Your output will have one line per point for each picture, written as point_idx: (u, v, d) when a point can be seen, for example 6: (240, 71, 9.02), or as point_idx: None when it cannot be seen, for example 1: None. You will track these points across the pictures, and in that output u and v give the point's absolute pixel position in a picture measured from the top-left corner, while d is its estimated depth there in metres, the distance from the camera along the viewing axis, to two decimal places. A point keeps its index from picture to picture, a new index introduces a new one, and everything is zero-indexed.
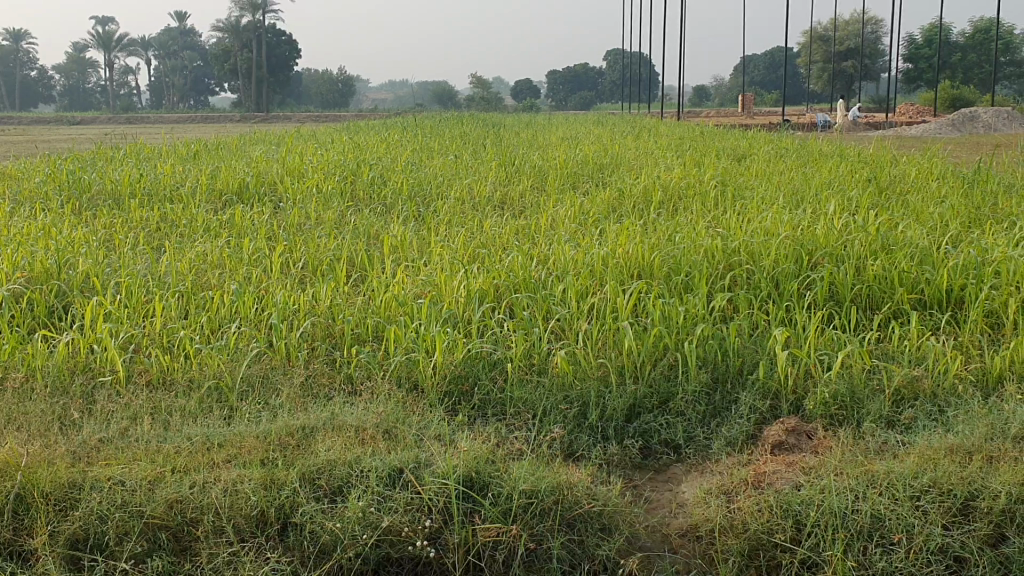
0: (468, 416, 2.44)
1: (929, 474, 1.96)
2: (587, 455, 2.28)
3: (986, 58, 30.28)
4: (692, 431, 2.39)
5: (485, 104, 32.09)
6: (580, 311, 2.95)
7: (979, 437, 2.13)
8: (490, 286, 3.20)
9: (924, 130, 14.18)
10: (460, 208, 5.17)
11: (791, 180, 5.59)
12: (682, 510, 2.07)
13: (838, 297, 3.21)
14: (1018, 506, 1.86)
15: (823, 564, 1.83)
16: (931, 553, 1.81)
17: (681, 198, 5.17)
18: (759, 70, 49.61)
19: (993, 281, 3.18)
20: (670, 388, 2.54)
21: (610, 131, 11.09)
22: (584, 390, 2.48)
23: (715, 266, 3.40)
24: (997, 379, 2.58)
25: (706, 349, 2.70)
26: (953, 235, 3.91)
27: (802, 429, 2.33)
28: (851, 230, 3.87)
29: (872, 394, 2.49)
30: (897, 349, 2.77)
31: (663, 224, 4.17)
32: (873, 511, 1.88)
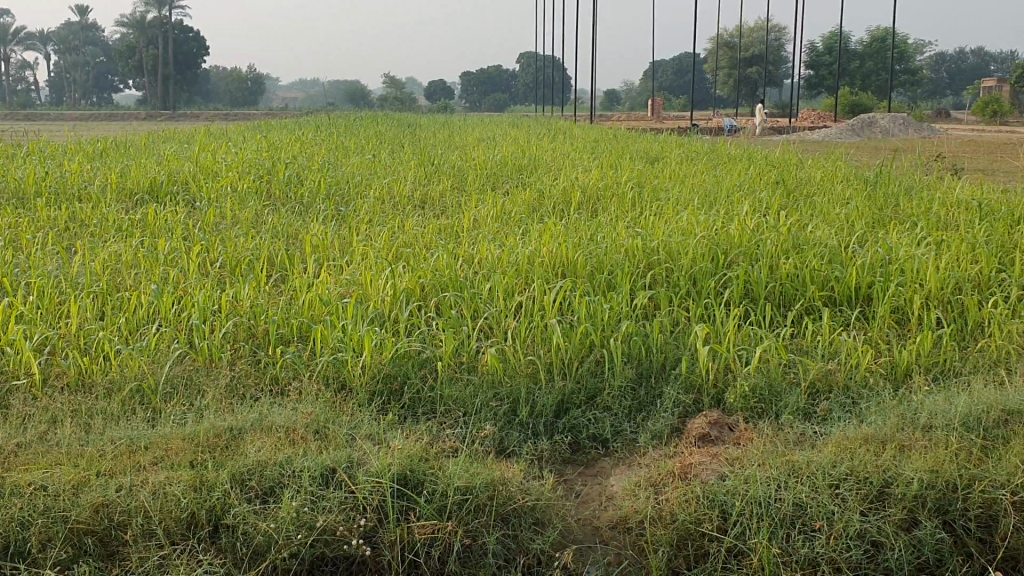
0: (398, 415, 2.43)
1: (847, 463, 2.03)
2: (518, 451, 2.30)
3: (882, 66, 31.51)
4: (619, 426, 2.43)
5: (398, 104, 31.89)
6: (506, 310, 2.97)
7: (891, 426, 2.22)
8: (415, 285, 3.20)
9: (825, 135, 14.69)
10: (380, 207, 5.13)
11: (705, 182, 5.72)
12: (612, 503, 2.11)
13: (753, 295, 3.30)
14: (930, 491, 1.94)
15: (749, 552, 1.88)
16: (851, 539, 1.87)
17: (599, 198, 5.24)
18: (668, 76, 50.55)
19: (898, 278, 3.31)
20: (596, 384, 2.58)
21: (525, 133, 11.16)
22: (513, 388, 2.50)
23: (636, 265, 3.46)
24: (905, 372, 2.69)
25: (630, 345, 2.75)
26: (860, 235, 4.06)
27: (724, 422, 2.39)
28: (764, 230, 3.98)
29: (789, 387, 2.57)
30: (811, 344, 2.86)
31: (584, 224, 4.22)
32: (796, 499, 1.94)
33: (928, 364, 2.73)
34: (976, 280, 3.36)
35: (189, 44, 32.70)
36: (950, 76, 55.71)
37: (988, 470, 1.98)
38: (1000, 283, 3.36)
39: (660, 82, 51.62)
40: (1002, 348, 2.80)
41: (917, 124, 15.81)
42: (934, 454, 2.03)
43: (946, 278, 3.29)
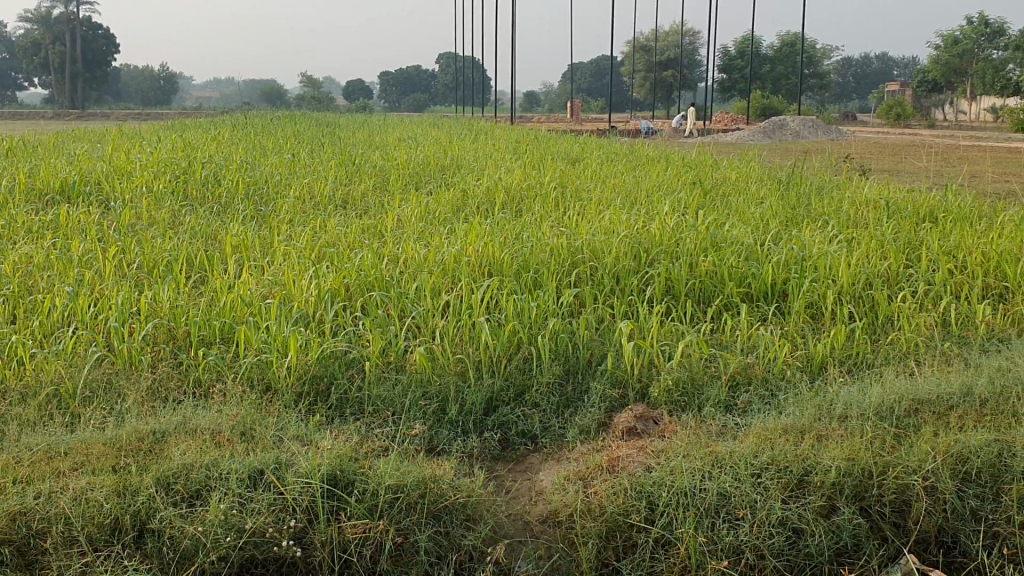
0: (325, 416, 2.41)
1: (768, 453, 2.08)
2: (448, 449, 2.31)
3: (792, 71, 32.46)
4: (547, 422, 2.45)
5: (318, 105, 31.53)
6: (433, 310, 2.97)
7: (809, 417, 2.29)
8: (340, 286, 3.18)
9: (737, 137, 15.05)
10: (301, 207, 5.08)
11: (626, 182, 5.80)
12: (542, 498, 2.13)
13: (674, 291, 3.37)
14: (848, 478, 2.00)
15: (676, 542, 1.91)
16: (773, 526, 1.91)
17: (521, 198, 5.27)
18: (586, 79, 51.09)
19: (812, 275, 3.42)
20: (524, 381, 2.60)
21: (446, 133, 11.16)
22: (442, 386, 2.50)
23: (561, 263, 3.49)
24: (820, 364, 2.78)
25: (557, 342, 2.77)
26: (775, 234, 4.18)
27: (649, 416, 2.43)
28: (683, 228, 4.06)
29: (711, 380, 2.63)
30: (731, 339, 2.93)
31: (507, 223, 4.25)
32: (720, 489, 1.98)
33: (842, 357, 2.82)
34: (885, 275, 3.49)
35: (98, 41, 31.74)
36: (854, 79, 57.66)
37: (901, 456, 2.05)
38: (907, 278, 3.49)
39: (578, 84, 52.12)
40: (910, 341, 2.92)
41: (825, 126, 16.35)
42: (851, 443, 2.09)
43: (857, 274, 3.40)
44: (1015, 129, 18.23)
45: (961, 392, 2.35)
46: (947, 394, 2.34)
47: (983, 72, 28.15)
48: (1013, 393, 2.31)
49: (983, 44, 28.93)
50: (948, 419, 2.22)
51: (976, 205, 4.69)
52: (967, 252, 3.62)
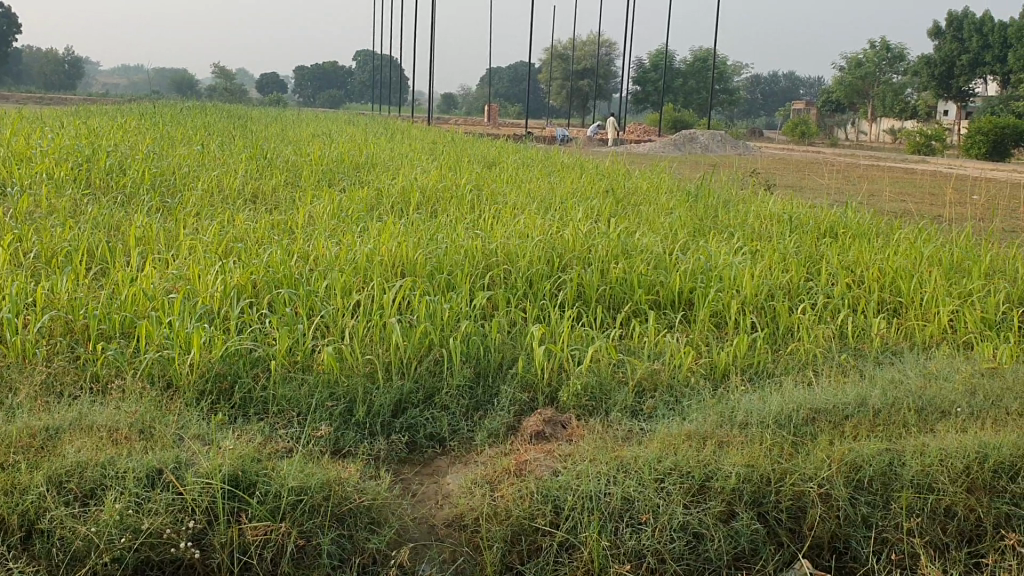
0: (229, 415, 2.36)
1: (671, 458, 2.11)
2: (354, 451, 2.28)
3: (703, 86, 33.29)
4: (456, 425, 2.44)
5: (230, 97, 30.82)
6: (343, 308, 2.93)
7: (711, 424, 2.34)
8: (248, 282, 3.11)
9: (649, 149, 15.35)
10: (210, 200, 4.97)
11: (541, 187, 5.85)
12: (448, 501, 2.12)
13: (585, 297, 3.40)
14: (747, 484, 2.04)
15: (580, 546, 1.93)
16: (674, 531, 1.94)
17: (436, 198, 5.26)
18: (504, 85, 51.33)
19: (718, 285, 3.50)
20: (434, 383, 2.58)
21: (361, 131, 11.07)
22: (350, 387, 2.47)
23: (475, 264, 3.49)
24: (723, 372, 2.85)
25: (468, 345, 2.77)
26: (684, 243, 4.27)
27: (557, 420, 2.45)
28: (595, 235, 4.10)
29: (618, 385, 2.66)
30: (638, 345, 2.98)
31: (421, 224, 4.23)
32: (624, 493, 2.00)
33: (745, 366, 2.89)
34: (787, 288, 3.59)
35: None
36: (762, 96, 59.35)
37: (798, 463, 2.11)
38: (808, 291, 3.60)
39: (495, 88, 52.30)
40: (809, 351, 3.01)
41: (732, 141, 16.83)
42: (751, 450, 2.14)
43: (760, 286, 3.50)
44: (911, 150, 19.07)
45: (855, 402, 2.43)
46: (842, 404, 2.42)
47: (883, 95, 29.38)
48: (903, 404, 2.41)
49: (883, 68, 30.20)
50: (842, 429, 2.30)
51: (873, 223, 4.88)
52: (865, 268, 3.75)
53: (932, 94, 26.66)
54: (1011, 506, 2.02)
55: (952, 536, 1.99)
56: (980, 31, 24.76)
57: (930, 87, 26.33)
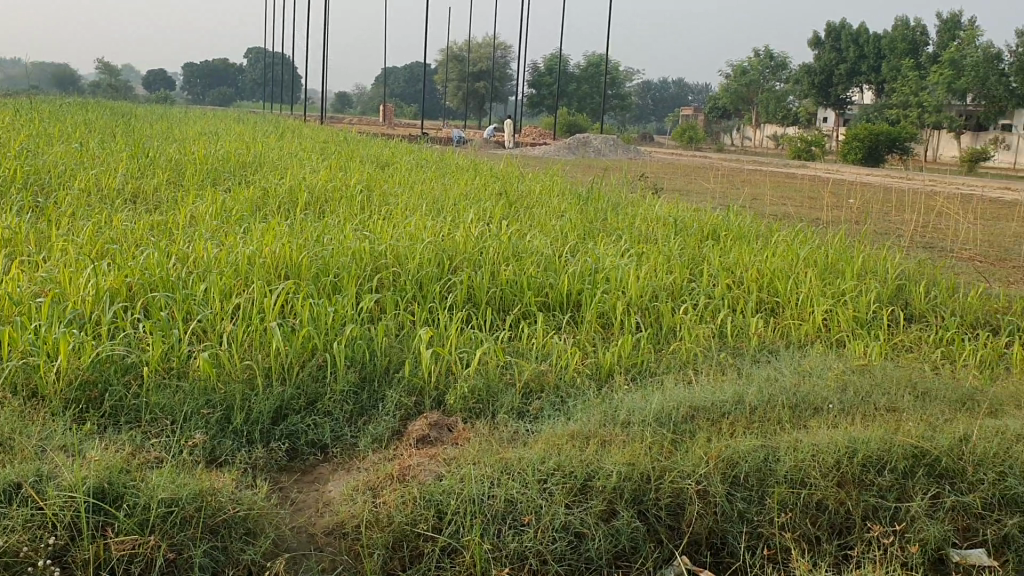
0: (98, 425, 2.26)
1: (554, 458, 2.11)
2: (231, 460, 2.21)
3: (596, 91, 33.81)
4: (339, 431, 2.39)
5: (112, 93, 29.68)
6: (223, 312, 2.84)
7: (595, 423, 2.35)
8: (122, 285, 2.99)
9: (544, 152, 15.49)
10: (86, 200, 4.76)
11: (432, 188, 5.81)
12: (328, 509, 2.07)
13: (475, 299, 3.38)
14: (628, 483, 2.06)
15: (461, 550, 1.91)
16: (556, 531, 1.94)
17: (325, 199, 5.16)
18: (399, 86, 51.00)
19: (605, 287, 3.53)
20: (317, 389, 2.52)
21: (250, 129, 10.81)
22: (228, 393, 2.40)
23: (362, 266, 3.43)
24: (608, 372, 2.88)
25: (352, 348, 2.71)
26: (573, 245, 4.30)
27: (443, 423, 2.42)
28: (486, 237, 4.09)
29: (505, 387, 2.65)
30: (526, 346, 2.97)
31: (308, 225, 4.15)
32: (506, 495, 1.99)
33: (630, 366, 2.93)
34: (671, 289, 3.66)
35: None
36: (653, 101, 60.63)
37: (677, 461, 2.14)
38: (690, 292, 3.68)
39: (391, 89, 51.92)
40: (690, 351, 3.07)
41: (624, 145, 17.15)
42: (632, 449, 2.16)
43: (645, 288, 3.55)
44: (793, 155, 19.79)
45: (733, 400, 2.49)
46: (721, 402, 2.47)
47: (768, 102, 30.41)
48: (779, 401, 2.48)
49: (767, 75, 31.26)
50: (721, 426, 2.35)
51: (754, 225, 5.02)
52: (745, 269, 3.86)
53: (812, 102, 27.73)
54: (877, 499, 2.11)
55: (823, 529, 2.06)
56: (856, 41, 25.87)
57: (811, 95, 27.39)
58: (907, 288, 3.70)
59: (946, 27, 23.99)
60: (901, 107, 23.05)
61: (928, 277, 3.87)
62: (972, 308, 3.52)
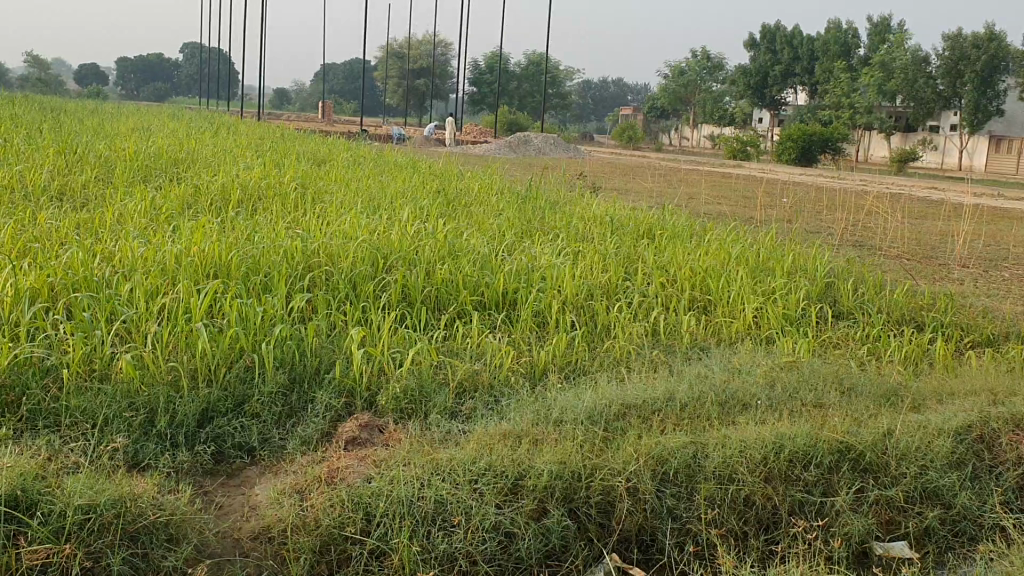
0: (14, 430, 2.18)
1: (485, 458, 2.09)
2: (154, 464, 2.15)
3: (537, 90, 33.88)
4: (267, 433, 2.35)
5: (41, 88, 28.89)
6: (149, 313, 2.77)
7: (527, 422, 2.34)
8: (43, 285, 2.89)
9: (484, 150, 15.47)
10: (8, 197, 4.61)
11: (369, 186, 5.76)
12: (255, 513, 2.03)
13: (409, 298, 3.35)
14: (559, 482, 2.06)
15: (390, 552, 1.88)
16: (486, 531, 1.93)
17: (259, 196, 5.08)
18: (339, 82, 50.51)
19: (540, 285, 3.53)
20: (244, 390, 2.47)
21: (182, 125, 10.59)
22: (152, 396, 2.34)
23: (293, 265, 3.38)
24: (542, 371, 2.87)
25: (281, 349, 2.66)
26: (510, 244, 4.29)
27: (373, 424, 2.39)
28: (421, 235, 4.06)
29: (437, 387, 2.63)
30: (460, 346, 2.95)
31: (240, 223, 4.07)
32: (436, 496, 1.97)
33: (564, 365, 2.93)
34: (605, 287, 3.67)
35: None
36: (593, 101, 60.99)
37: (607, 459, 2.14)
38: (625, 290, 3.69)
39: (330, 86, 51.39)
40: (623, 350, 3.08)
41: (564, 144, 17.20)
42: (563, 447, 2.16)
43: (580, 286, 3.55)
44: (730, 155, 20.08)
45: (664, 398, 2.51)
46: (652, 400, 2.49)
47: (705, 102, 30.80)
48: (708, 398, 2.50)
49: (705, 76, 31.66)
50: (652, 424, 2.36)
51: (688, 225, 5.07)
52: (679, 267, 3.89)
53: (748, 103, 28.17)
54: (803, 494, 2.14)
55: (751, 524, 2.08)
56: (790, 44, 26.33)
57: (746, 96, 27.82)
58: (836, 286, 3.76)
59: (876, 30, 24.56)
60: (834, 108, 23.53)
61: (855, 275, 3.96)
62: (897, 305, 3.61)
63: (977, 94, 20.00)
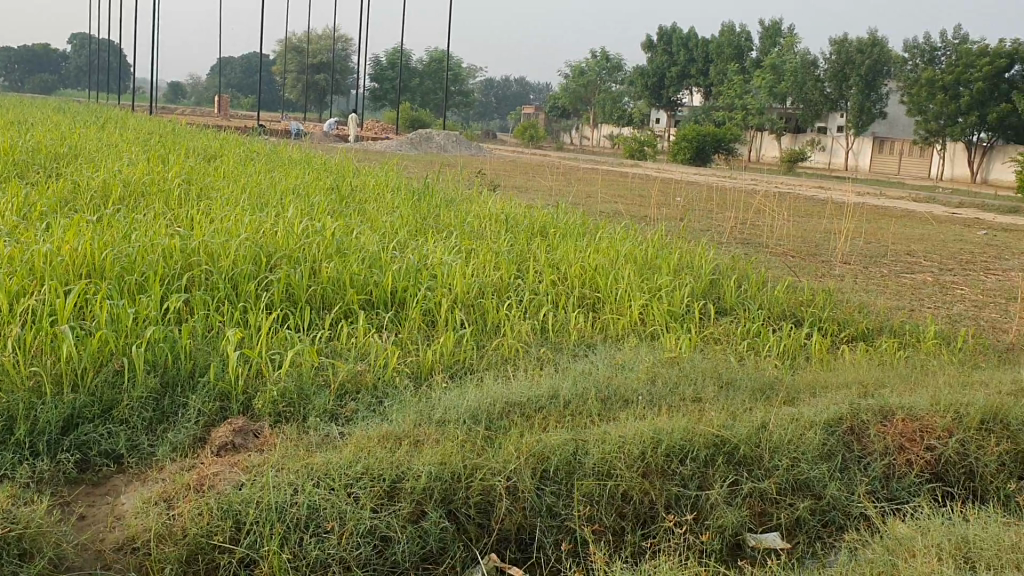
0: None
1: (363, 460, 2.04)
2: (11, 475, 2.04)
3: (439, 87, 33.77)
4: (135, 439, 2.26)
5: None
6: (11, 316, 2.63)
7: (409, 423, 2.31)
8: None
9: (385, 146, 15.34)
10: None
11: (259, 183, 5.61)
12: (119, 523, 1.94)
13: (293, 297, 3.27)
14: (437, 484, 2.03)
15: (260, 561, 1.83)
16: (361, 536, 1.89)
17: (142, 193, 4.89)
18: (237, 77, 49.37)
19: (429, 283, 3.49)
20: (113, 395, 2.37)
21: (64, 119, 10.15)
22: (11, 402, 2.22)
23: (172, 265, 3.26)
24: (428, 371, 2.84)
25: (153, 352, 2.56)
26: (401, 242, 4.24)
27: (248, 429, 2.32)
28: (309, 233, 3.97)
29: (318, 389, 2.57)
30: (344, 346, 2.89)
31: (118, 220, 3.91)
32: (309, 502, 1.91)
33: (450, 364, 2.90)
34: (497, 285, 3.66)
35: None
36: (496, 98, 61.06)
37: (487, 459, 2.12)
38: (516, 288, 3.69)
39: (228, 80, 50.19)
40: (512, 348, 3.08)
41: (465, 141, 17.17)
42: (443, 448, 2.13)
43: (470, 284, 3.53)
44: (629, 154, 20.40)
45: (547, 395, 2.51)
46: (535, 398, 2.49)
47: (604, 102, 31.21)
48: (590, 395, 2.52)
49: (605, 76, 32.09)
50: (535, 422, 2.36)
51: (581, 222, 5.11)
52: (569, 265, 3.91)
53: (646, 103, 28.68)
54: (680, 488, 2.17)
55: (628, 520, 2.10)
56: (686, 45, 26.93)
57: (644, 96, 28.32)
58: (721, 283, 3.84)
59: (767, 33, 25.28)
60: (728, 109, 24.17)
61: (739, 271, 4.05)
62: (778, 301, 3.70)
63: (862, 97, 20.82)
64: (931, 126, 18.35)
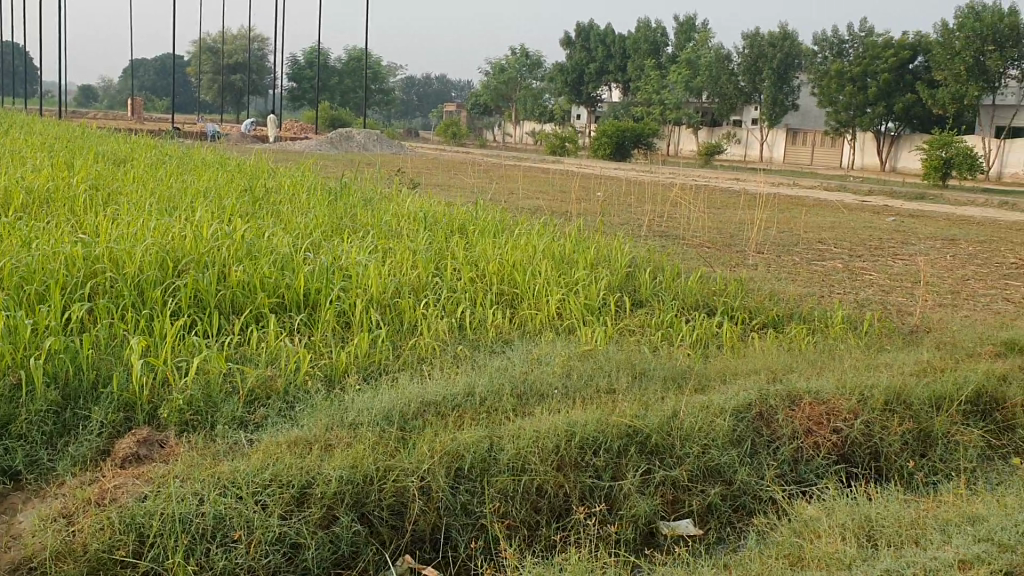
0: None
1: (271, 467, 2.00)
2: None
3: (359, 86, 33.47)
4: (34, 455, 2.18)
5: None
6: None
7: (320, 427, 2.27)
8: None
9: (303, 147, 15.13)
10: None
11: (169, 186, 5.48)
12: (16, 542, 1.87)
13: (202, 303, 3.19)
14: (349, 487, 2.01)
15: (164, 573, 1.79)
16: (269, 544, 1.86)
17: (45, 200, 4.73)
18: (151, 79, 48.16)
19: (342, 284, 3.45)
20: (9, 410, 2.29)
21: None
22: None
23: (74, 274, 3.16)
24: (341, 372, 2.81)
25: (52, 364, 2.48)
26: (315, 243, 4.18)
27: (154, 439, 2.26)
28: (220, 236, 3.88)
29: (226, 396, 2.52)
30: (254, 351, 2.84)
31: (17, 228, 3.77)
32: (216, 512, 1.87)
33: (364, 365, 2.87)
34: (414, 284, 3.63)
35: None
36: (417, 97, 60.74)
37: (400, 460, 2.10)
38: (433, 287, 3.67)
39: (141, 82, 48.93)
40: (427, 347, 3.07)
41: (386, 140, 17.04)
42: (355, 450, 2.11)
43: (385, 283, 3.50)
44: (551, 150, 20.50)
45: (461, 393, 2.50)
46: (449, 396, 2.47)
47: (525, 100, 31.31)
48: (505, 391, 2.52)
49: (525, 74, 32.20)
50: (449, 420, 2.35)
51: (498, 219, 5.11)
52: (486, 262, 3.90)
53: (566, 99, 28.86)
54: (593, 480, 2.18)
55: (543, 513, 2.11)
56: (604, 41, 27.18)
57: (564, 93, 28.50)
58: (636, 276, 3.88)
59: (682, 28, 25.67)
60: (646, 104, 24.46)
61: (654, 263, 4.10)
62: (691, 292, 3.76)
63: (775, 90, 21.29)
64: (841, 117, 18.84)
